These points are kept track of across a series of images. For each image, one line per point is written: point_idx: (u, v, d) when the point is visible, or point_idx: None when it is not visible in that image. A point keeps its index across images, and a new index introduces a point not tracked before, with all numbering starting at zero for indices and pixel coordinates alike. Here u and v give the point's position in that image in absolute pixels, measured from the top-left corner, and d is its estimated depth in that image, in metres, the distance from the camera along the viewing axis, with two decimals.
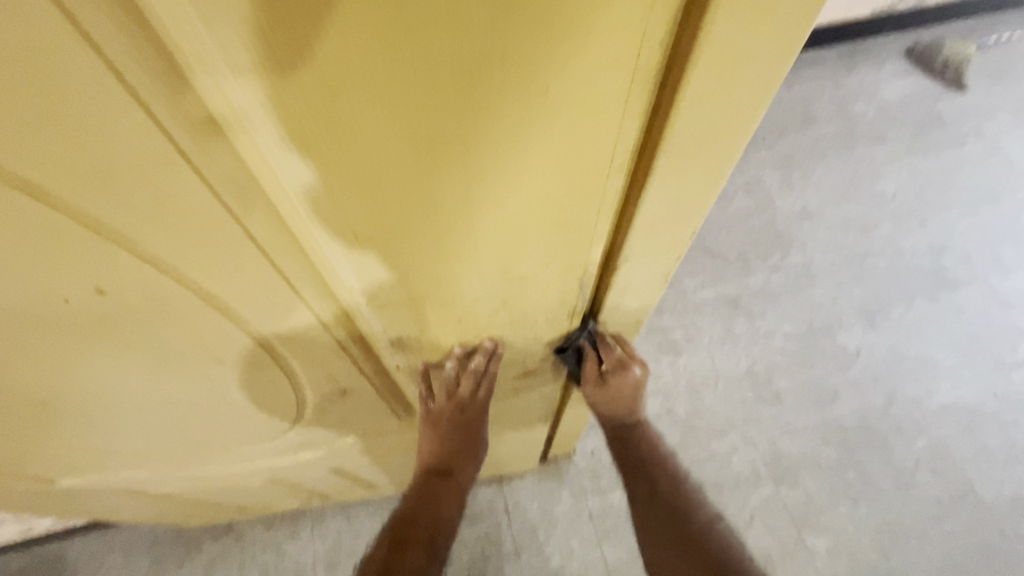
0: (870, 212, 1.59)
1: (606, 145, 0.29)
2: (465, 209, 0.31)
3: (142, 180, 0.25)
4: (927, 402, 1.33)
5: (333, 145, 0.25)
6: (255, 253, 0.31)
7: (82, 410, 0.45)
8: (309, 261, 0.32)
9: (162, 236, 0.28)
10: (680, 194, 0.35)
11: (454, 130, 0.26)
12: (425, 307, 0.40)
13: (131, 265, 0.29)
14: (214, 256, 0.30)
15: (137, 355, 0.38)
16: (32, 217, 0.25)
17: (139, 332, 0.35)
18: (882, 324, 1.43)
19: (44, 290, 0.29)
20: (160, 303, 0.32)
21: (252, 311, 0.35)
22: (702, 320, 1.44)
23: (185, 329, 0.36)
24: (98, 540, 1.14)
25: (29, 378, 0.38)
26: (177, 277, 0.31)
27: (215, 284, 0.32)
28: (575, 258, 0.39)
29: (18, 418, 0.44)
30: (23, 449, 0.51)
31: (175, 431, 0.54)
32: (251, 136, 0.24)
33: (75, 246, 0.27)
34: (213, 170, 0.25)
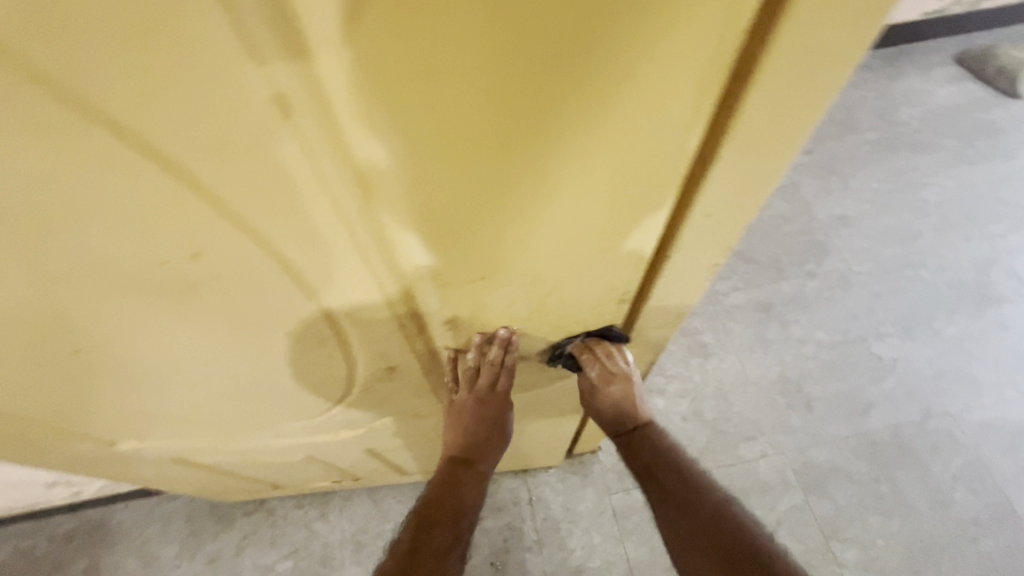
0: (911, 222, 1.55)
1: (674, 132, 0.30)
2: (530, 195, 0.32)
3: (249, 156, 0.26)
4: (966, 419, 1.29)
5: (425, 124, 0.26)
6: (339, 231, 0.32)
7: (152, 376, 0.48)
8: (386, 240, 0.34)
9: (256, 209, 0.29)
10: (739, 181, 0.36)
11: (540, 110, 0.27)
12: (483, 288, 0.41)
13: (226, 236, 0.30)
14: (301, 231, 0.31)
15: (213, 322, 0.40)
16: (143, 184, 0.26)
17: (220, 300, 0.37)
18: (921, 337, 1.39)
19: (142, 255, 0.31)
20: (245, 272, 0.34)
21: (325, 284, 0.37)
22: (733, 325, 1.43)
23: (262, 298, 0.38)
24: (139, 508, 1.19)
25: (112, 340, 0.41)
26: (264, 250, 0.32)
27: (296, 258, 0.33)
28: (630, 244, 0.40)
29: (95, 380, 0.47)
30: (93, 411, 0.54)
31: (232, 401, 0.56)
32: (353, 114, 0.25)
33: (176, 214, 0.28)
34: (317, 149, 0.26)
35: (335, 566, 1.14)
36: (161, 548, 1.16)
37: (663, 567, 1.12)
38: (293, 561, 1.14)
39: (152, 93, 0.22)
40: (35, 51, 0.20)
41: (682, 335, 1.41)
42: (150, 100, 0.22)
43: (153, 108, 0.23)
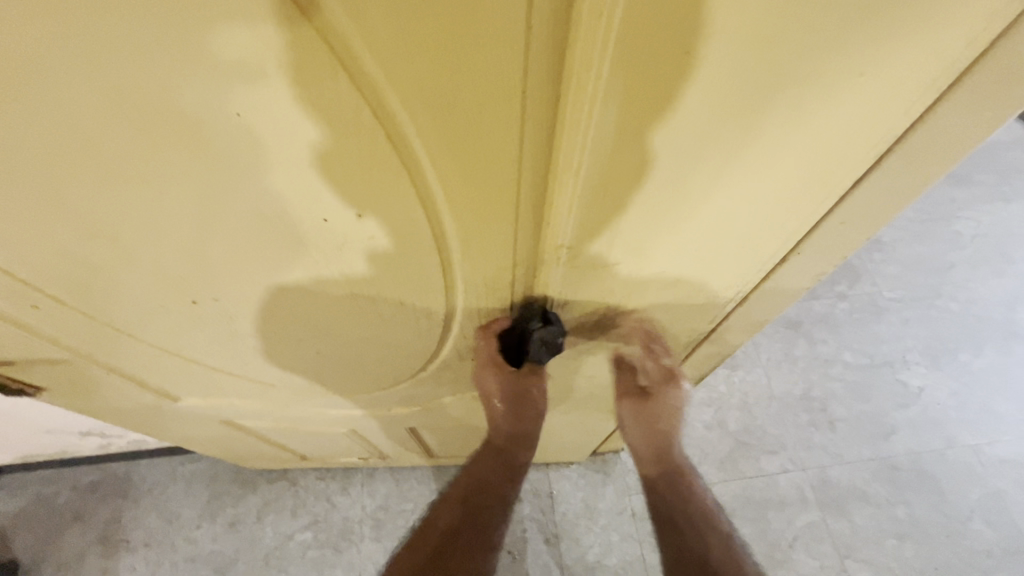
0: (944, 253, 1.55)
1: (861, 136, 0.30)
2: (698, 187, 0.32)
3: (463, 118, 0.25)
4: (986, 452, 1.30)
5: (645, 105, 0.26)
6: (507, 206, 0.32)
7: (254, 333, 0.48)
8: (543, 219, 0.34)
9: (442, 172, 0.29)
10: (889, 195, 0.36)
11: (757, 102, 0.27)
12: (606, 275, 0.41)
13: (402, 196, 0.30)
14: (473, 199, 0.31)
15: (340, 281, 0.40)
16: (346, 136, 0.26)
17: (359, 259, 0.37)
18: (946, 368, 1.40)
19: (310, 205, 0.31)
20: (399, 234, 0.34)
21: (466, 256, 0.37)
22: (762, 339, 1.43)
23: (399, 263, 0.38)
24: (163, 466, 1.19)
25: (237, 289, 0.41)
26: (429, 213, 0.32)
27: (453, 225, 0.33)
28: (758, 246, 0.40)
29: (199, 331, 0.47)
30: (179, 363, 0.55)
31: (314, 365, 0.57)
32: (581, 87, 0.24)
33: (361, 170, 0.28)
34: (530, 121, 0.26)
35: (354, 541, 1.14)
36: (182, 508, 1.16)
37: None
38: (313, 532, 1.15)
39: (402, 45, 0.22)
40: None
41: None
42: (397, 51, 0.22)
43: (395, 61, 0.22)
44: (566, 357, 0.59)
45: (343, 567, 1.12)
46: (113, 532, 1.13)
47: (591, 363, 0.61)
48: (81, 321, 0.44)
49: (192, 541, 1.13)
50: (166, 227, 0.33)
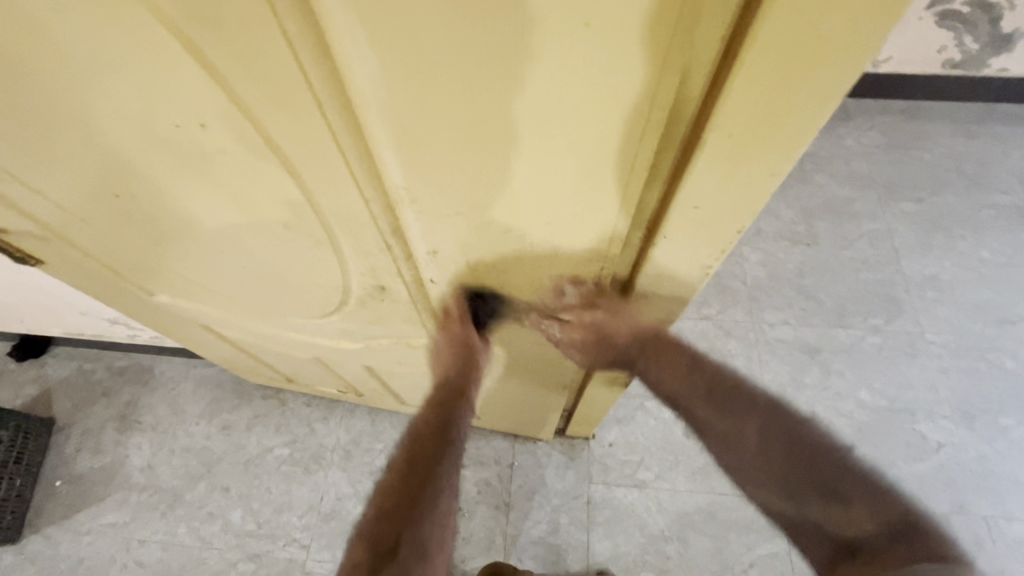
0: (1014, 304, 1.36)
1: (653, 91, 0.29)
2: (499, 139, 0.33)
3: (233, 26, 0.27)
4: (1003, 529, 1.16)
5: (396, 45, 0.28)
6: (322, 127, 0.34)
7: (176, 234, 0.54)
8: (369, 148, 0.36)
9: (241, 80, 0.31)
10: (729, 178, 0.34)
11: (507, 51, 0.27)
12: (462, 223, 0.43)
13: (229, 110, 0.34)
14: (289, 121, 0.34)
15: (223, 194, 0.44)
16: (143, 30, 0.29)
17: (228, 173, 0.41)
18: (979, 430, 1.25)
19: (152, 105, 0.35)
20: (246, 150, 0.37)
21: (315, 180, 0.39)
22: (770, 358, 1.35)
23: (263, 182, 0.41)
24: (180, 365, 1.35)
25: (140, 189, 0.46)
26: (261, 132, 0.35)
27: (285, 143, 0.36)
28: (612, 214, 0.39)
29: (130, 226, 0.53)
30: (132, 257, 0.62)
31: (246, 280, 0.62)
32: (329, 17, 0.27)
33: (174, 70, 0.31)
34: (297, 39, 0.28)
35: (323, 466, 1.23)
36: (188, 404, 1.31)
37: (620, 566, 1.13)
38: (290, 450, 1.25)
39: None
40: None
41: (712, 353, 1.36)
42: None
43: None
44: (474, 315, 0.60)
45: (309, 487, 1.22)
46: (130, 412, 1.30)
47: (502, 326, 0.62)
48: (30, 202, 0.51)
49: (190, 435, 1.27)
50: (50, 114, 0.38)
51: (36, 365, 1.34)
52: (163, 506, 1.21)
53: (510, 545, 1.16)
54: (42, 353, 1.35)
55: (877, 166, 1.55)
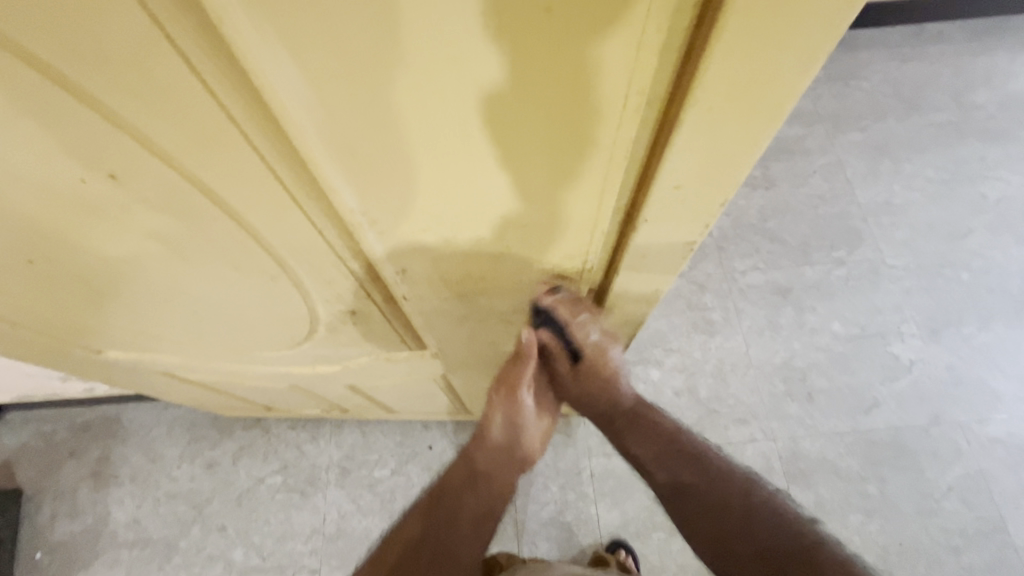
0: (963, 217, 1.41)
1: (560, 62, 0.25)
2: (460, 147, 0.30)
3: (111, 46, 0.22)
4: (975, 431, 1.23)
5: (327, 62, 0.24)
6: (247, 150, 0.29)
7: (103, 287, 0.47)
8: (311, 170, 0.31)
9: (134, 108, 0.26)
10: (709, 152, 0.32)
11: (453, 57, 0.24)
12: (430, 237, 0.39)
13: (142, 157, 0.29)
14: (217, 160, 0.29)
15: (154, 243, 0.39)
16: (2, 72, 0.23)
17: (155, 222, 0.36)
18: (945, 341, 1.31)
19: (42, 158, 0.29)
20: (172, 197, 0.33)
21: (250, 210, 0.34)
22: (745, 305, 1.37)
23: (198, 226, 0.36)
24: (148, 410, 1.27)
25: (44, 245, 0.39)
26: (186, 176, 0.31)
27: (207, 176, 0.31)
28: (538, 202, 0.36)
29: (46, 286, 0.47)
30: (61, 319, 0.55)
31: (200, 323, 0.57)
32: (242, 41, 0.22)
33: (38, 104, 0.25)
34: (194, 51, 0.23)
35: (320, 487, 1.20)
36: (165, 448, 1.24)
37: (631, 531, 1.15)
38: (282, 477, 1.21)
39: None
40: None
41: (690, 310, 1.37)
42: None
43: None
44: (455, 325, 0.57)
45: (309, 510, 1.18)
46: (104, 468, 1.23)
47: (484, 329, 0.59)
48: None
49: (174, 480, 1.21)
50: None
51: None
52: (159, 558, 1.15)
53: (522, 531, 1.16)
54: None
55: (821, 101, 1.57)
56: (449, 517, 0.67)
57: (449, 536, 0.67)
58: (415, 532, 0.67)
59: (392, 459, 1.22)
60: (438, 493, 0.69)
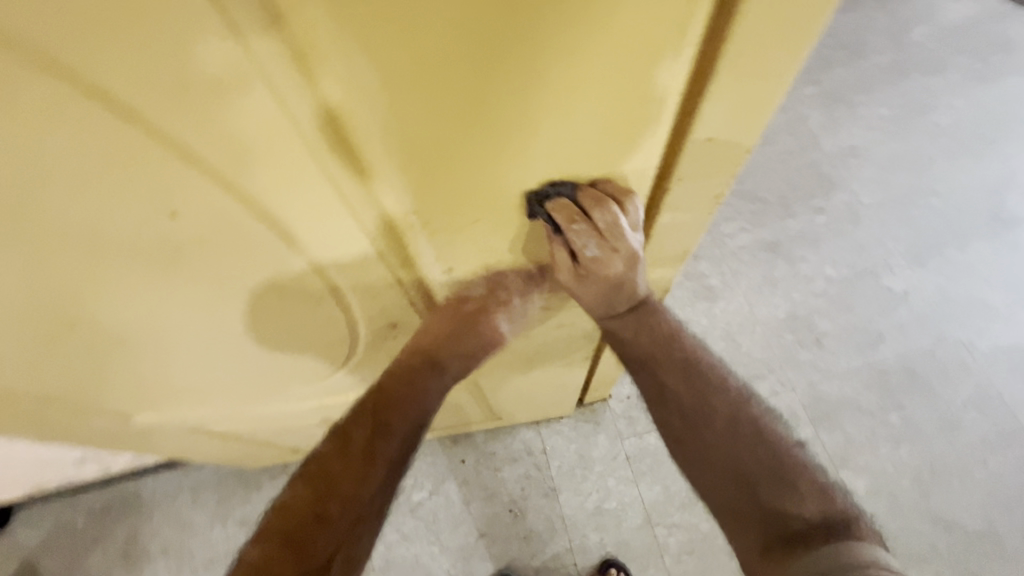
0: (924, 147, 1.48)
1: (607, 33, 0.28)
2: (512, 131, 0.33)
3: (171, 35, 0.23)
4: (977, 345, 1.28)
5: (398, 46, 0.26)
6: (294, 139, 0.30)
7: (139, 341, 0.47)
8: (356, 158, 0.32)
9: (185, 108, 0.27)
10: (742, 100, 0.33)
11: (512, 36, 0.27)
12: (476, 226, 0.41)
13: (201, 187, 0.31)
14: (270, 175, 0.32)
15: (203, 283, 0.40)
16: (80, 114, 0.26)
17: (207, 259, 0.38)
18: (931, 266, 1.36)
19: (106, 203, 0.31)
20: (226, 226, 0.35)
21: (289, 212, 0.35)
22: (739, 266, 1.40)
23: (247, 255, 0.38)
24: (168, 479, 1.23)
25: (95, 304, 0.40)
26: (239, 199, 0.33)
27: (260, 197, 0.33)
28: (580, 179, 0.38)
29: (79, 350, 0.46)
30: (92, 386, 0.54)
31: (238, 368, 0.57)
32: (315, 45, 0.26)
33: (85, 118, 0.26)
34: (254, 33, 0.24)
35: None
36: (193, 515, 1.20)
37: (676, 504, 1.15)
38: None
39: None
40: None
41: (688, 280, 1.40)
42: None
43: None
44: None
45: None
46: (133, 547, 1.18)
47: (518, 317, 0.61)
48: None
49: (208, 545, 1.18)
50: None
51: (4, 539, 1.19)
52: None
53: (570, 526, 1.16)
54: (7, 524, 1.19)
55: None
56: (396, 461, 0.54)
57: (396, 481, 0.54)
58: (355, 469, 0.52)
59: (427, 480, 1.20)
60: (382, 424, 0.54)
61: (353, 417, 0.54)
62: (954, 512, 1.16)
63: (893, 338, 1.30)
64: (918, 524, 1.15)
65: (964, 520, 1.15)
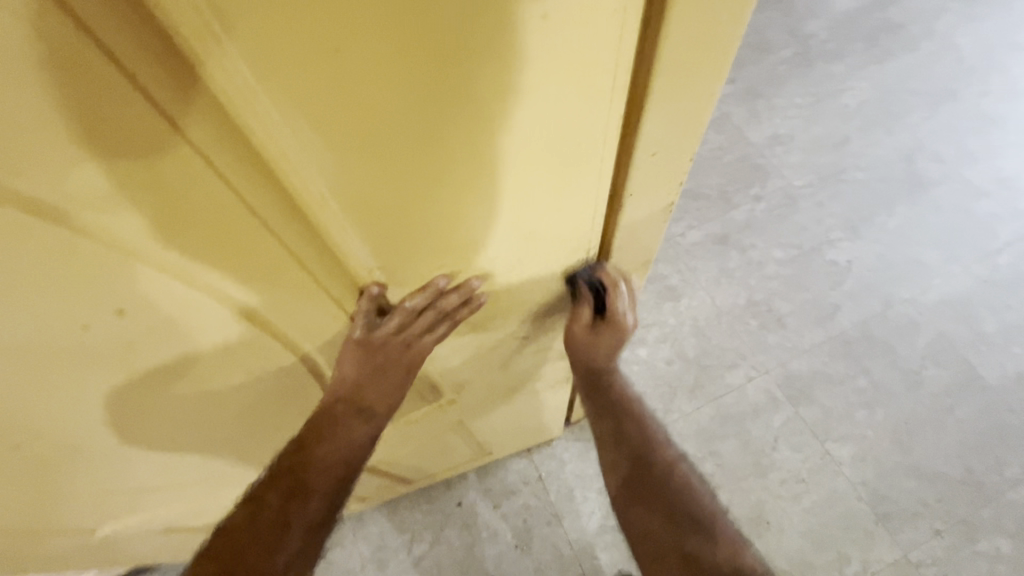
0: (838, 127, 1.59)
1: (544, 82, 0.30)
2: (465, 176, 0.35)
3: (91, 113, 0.25)
4: (922, 301, 1.37)
5: (341, 109, 0.28)
6: (234, 197, 0.31)
7: (85, 448, 0.45)
8: (302, 210, 0.33)
9: (108, 165, 0.27)
10: (676, 116, 0.36)
11: (456, 94, 0.29)
12: (439, 261, 0.42)
13: (141, 245, 0.31)
14: (214, 227, 0.32)
15: (156, 355, 0.39)
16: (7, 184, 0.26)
17: (158, 325, 0.37)
18: (868, 235, 1.45)
19: (47, 277, 0.31)
20: (173, 285, 0.34)
21: (234, 275, 0.36)
22: (696, 262, 1.45)
23: (199, 315, 0.38)
24: None
25: (42, 397, 0.38)
26: (183, 254, 0.33)
27: (205, 250, 0.33)
28: (537, 210, 0.41)
29: (22, 476, 0.44)
30: (39, 511, 0.50)
31: (205, 452, 0.54)
32: (249, 106, 0.27)
33: (0, 215, 0.27)
34: (178, 97, 0.25)
35: None
36: None
37: None
38: None
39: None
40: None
41: (650, 283, 1.43)
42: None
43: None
44: (461, 346, 0.59)
45: None
46: None
47: (491, 345, 0.61)
48: None
49: None
50: None
51: None
52: None
53: (579, 550, 1.13)
54: None
55: None
56: (316, 523, 0.52)
57: (319, 545, 0.52)
58: (267, 538, 0.50)
59: (427, 532, 1.16)
60: (299, 481, 0.51)
61: (266, 482, 0.51)
62: (934, 463, 1.21)
63: (847, 308, 1.37)
64: (906, 482, 1.20)
65: (945, 469, 1.21)
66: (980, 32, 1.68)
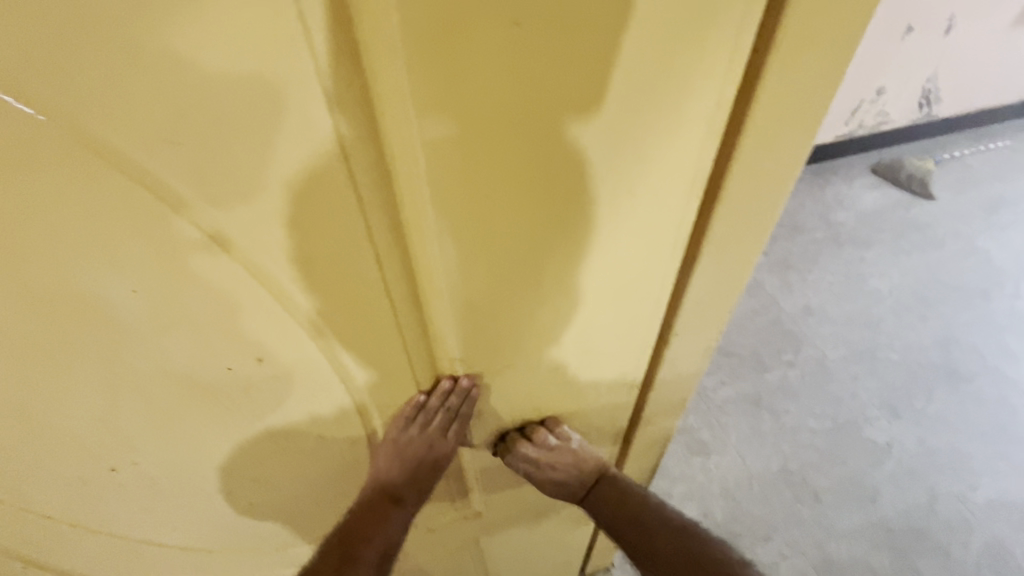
0: (870, 308, 1.65)
1: (625, 231, 0.39)
2: (553, 293, 0.43)
3: (302, 225, 0.33)
4: (971, 498, 1.29)
5: (473, 237, 0.37)
6: (375, 282, 0.39)
7: (161, 479, 0.50)
8: (419, 301, 0.41)
9: (300, 256, 0.35)
10: (721, 275, 0.46)
11: (558, 230, 0.38)
12: (510, 362, 0.49)
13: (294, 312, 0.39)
14: (351, 305, 0.40)
15: (261, 400, 0.45)
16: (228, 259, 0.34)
17: (274, 373, 0.44)
18: (907, 418, 1.42)
19: (217, 326, 0.38)
20: (301, 345, 0.42)
21: (348, 340, 0.43)
22: (727, 419, 1.43)
23: (308, 370, 0.44)
24: None
25: (157, 422, 0.44)
26: (319, 323, 0.40)
27: (336, 322, 0.41)
28: (601, 331, 0.48)
29: (98, 489, 0.49)
30: (89, 527, 0.53)
31: (250, 503, 0.57)
32: (417, 228, 0.35)
33: (207, 279, 0.35)
34: (368, 215, 0.34)
35: None
36: None
37: None
38: None
39: (233, 176, 0.30)
40: (123, 139, 0.27)
41: (680, 434, 1.41)
42: (226, 178, 0.30)
43: (225, 185, 0.30)
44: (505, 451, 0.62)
45: None
46: None
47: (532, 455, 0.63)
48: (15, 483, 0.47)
49: None
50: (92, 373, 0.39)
51: None
52: None
53: None
54: None
55: None
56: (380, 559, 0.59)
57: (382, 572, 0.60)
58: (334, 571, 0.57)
59: None
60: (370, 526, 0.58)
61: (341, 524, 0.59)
62: None
63: (889, 494, 1.30)
64: None
65: None
66: (1004, 241, 1.80)
